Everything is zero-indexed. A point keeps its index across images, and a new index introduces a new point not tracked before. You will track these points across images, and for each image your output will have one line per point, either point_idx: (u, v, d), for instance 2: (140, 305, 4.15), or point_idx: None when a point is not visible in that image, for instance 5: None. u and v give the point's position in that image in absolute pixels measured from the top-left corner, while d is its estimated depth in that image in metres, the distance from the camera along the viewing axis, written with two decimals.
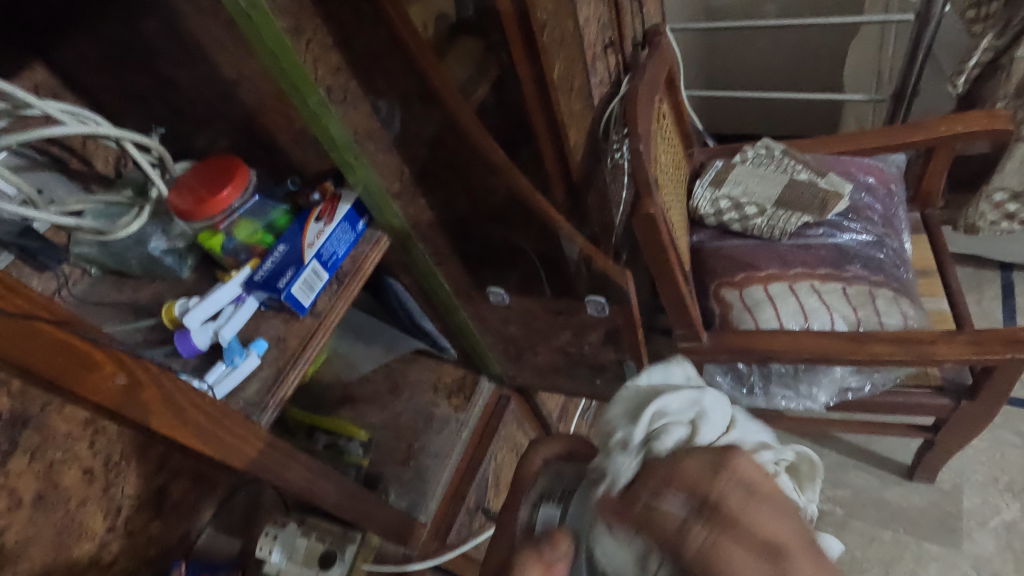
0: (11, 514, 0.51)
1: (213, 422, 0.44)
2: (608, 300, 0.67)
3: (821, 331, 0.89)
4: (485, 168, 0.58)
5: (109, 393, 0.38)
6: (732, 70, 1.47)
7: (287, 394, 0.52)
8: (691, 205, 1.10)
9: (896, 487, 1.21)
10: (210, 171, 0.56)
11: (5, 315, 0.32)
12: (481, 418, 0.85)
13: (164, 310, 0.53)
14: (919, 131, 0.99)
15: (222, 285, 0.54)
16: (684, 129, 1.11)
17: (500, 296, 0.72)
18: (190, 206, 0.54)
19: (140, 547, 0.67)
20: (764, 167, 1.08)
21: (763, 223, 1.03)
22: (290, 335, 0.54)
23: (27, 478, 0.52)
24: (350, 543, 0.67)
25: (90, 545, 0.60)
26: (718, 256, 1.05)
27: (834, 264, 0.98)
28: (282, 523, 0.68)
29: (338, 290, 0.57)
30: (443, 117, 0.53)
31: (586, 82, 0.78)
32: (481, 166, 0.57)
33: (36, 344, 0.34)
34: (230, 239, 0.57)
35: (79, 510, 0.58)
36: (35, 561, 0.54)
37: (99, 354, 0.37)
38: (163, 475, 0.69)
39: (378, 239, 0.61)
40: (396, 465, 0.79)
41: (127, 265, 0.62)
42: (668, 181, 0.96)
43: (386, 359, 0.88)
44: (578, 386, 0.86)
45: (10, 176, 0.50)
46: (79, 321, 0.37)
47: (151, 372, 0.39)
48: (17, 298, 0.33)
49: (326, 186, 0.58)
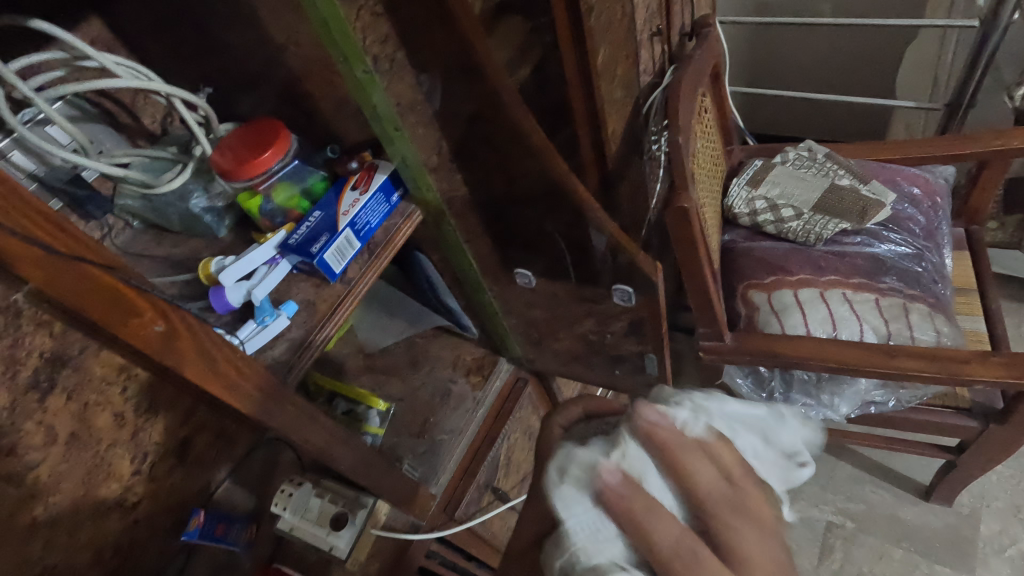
0: (48, 448, 0.54)
1: (243, 376, 0.45)
2: (636, 291, 0.67)
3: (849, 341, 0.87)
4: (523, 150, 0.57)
5: (147, 339, 0.39)
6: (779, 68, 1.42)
7: (313, 357, 0.53)
8: (726, 203, 1.09)
9: (911, 506, 1.19)
10: (253, 133, 0.57)
11: (58, 256, 0.33)
12: (498, 399, 0.86)
13: (201, 266, 0.55)
14: (974, 144, 0.94)
15: (258, 246, 0.56)
16: (724, 125, 1.09)
17: (527, 278, 0.72)
18: (231, 165, 0.55)
19: (163, 493, 0.70)
20: (804, 169, 1.05)
21: (798, 226, 1.01)
22: (320, 300, 0.55)
23: (63, 416, 0.54)
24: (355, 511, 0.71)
25: (117, 485, 0.63)
26: (748, 256, 1.03)
27: (869, 274, 0.96)
28: (296, 482, 0.72)
29: (369, 259, 0.58)
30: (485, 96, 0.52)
31: (629, 71, 0.77)
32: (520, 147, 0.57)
33: (85, 286, 0.35)
34: (268, 201, 0.58)
35: (109, 451, 0.61)
36: (65, 495, 0.57)
37: (142, 302, 0.38)
38: (187, 427, 0.72)
39: (411, 213, 0.62)
40: (411, 437, 0.80)
41: (168, 221, 0.63)
42: (705, 176, 0.94)
43: (409, 333, 0.89)
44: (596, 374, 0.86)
45: (65, 125, 0.52)
46: (125, 269, 0.38)
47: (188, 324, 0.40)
48: (70, 241, 0.34)
49: (365, 157, 0.59)
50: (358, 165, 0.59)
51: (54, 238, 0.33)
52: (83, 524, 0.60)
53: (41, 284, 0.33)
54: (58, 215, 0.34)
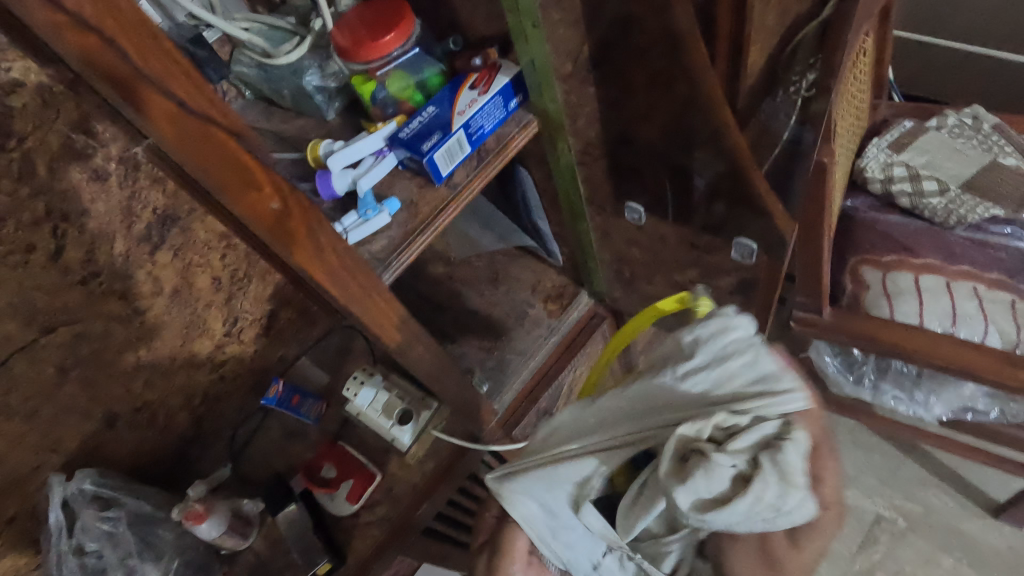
0: (154, 298, 0.69)
1: (346, 259, 0.43)
2: (756, 246, 0.62)
3: (920, 328, 0.83)
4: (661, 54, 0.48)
5: (264, 212, 0.36)
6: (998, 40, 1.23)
7: (410, 258, 0.51)
8: (859, 164, 1.01)
9: (975, 520, 1.18)
10: (376, 12, 0.54)
11: (207, 145, 0.31)
12: (573, 332, 0.85)
13: (309, 147, 0.53)
14: None
15: (368, 135, 0.53)
16: (878, 75, 1.01)
17: (636, 215, 0.68)
18: (353, 46, 0.52)
19: (249, 357, 0.83)
20: (964, 140, 0.97)
21: (939, 204, 0.93)
22: (423, 202, 0.53)
23: (170, 270, 0.68)
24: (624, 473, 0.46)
25: (209, 342, 0.77)
26: (870, 229, 0.95)
27: (1012, 272, 0.88)
28: (369, 373, 0.79)
29: (477, 167, 0.54)
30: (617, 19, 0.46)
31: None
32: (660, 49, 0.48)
33: (220, 166, 0.32)
34: (382, 88, 0.55)
35: (204, 311, 0.75)
36: (165, 342, 0.72)
37: (263, 175, 0.35)
38: (275, 300, 0.82)
39: (528, 123, 0.57)
40: (482, 350, 0.82)
41: (271, 87, 0.60)
42: (845, 136, 0.90)
43: (497, 247, 0.87)
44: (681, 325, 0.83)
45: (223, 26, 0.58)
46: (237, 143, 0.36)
47: (303, 205, 0.37)
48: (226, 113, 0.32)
49: (490, 53, 0.54)
50: (482, 63, 0.54)
51: (183, 135, 0.30)
52: (178, 371, 0.76)
53: (169, 140, 0.30)
54: (173, 44, 0.28)
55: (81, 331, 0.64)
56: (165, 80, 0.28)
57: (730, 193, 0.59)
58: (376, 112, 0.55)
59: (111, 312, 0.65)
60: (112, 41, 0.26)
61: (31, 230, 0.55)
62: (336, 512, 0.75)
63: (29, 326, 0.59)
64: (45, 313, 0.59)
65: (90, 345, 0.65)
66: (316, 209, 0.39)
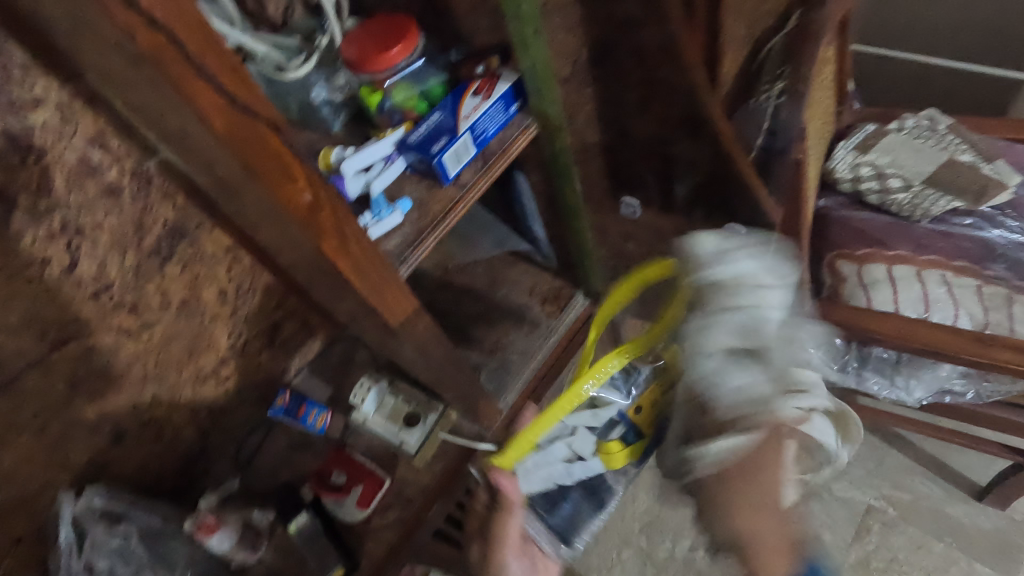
0: (162, 312, 0.69)
1: (367, 252, 0.46)
2: (745, 231, 0.68)
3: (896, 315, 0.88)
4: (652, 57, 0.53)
5: (298, 203, 0.39)
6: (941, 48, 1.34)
7: (423, 252, 0.55)
8: (829, 165, 1.07)
9: (959, 503, 1.22)
10: (383, 27, 0.57)
11: (250, 139, 0.35)
12: (569, 331, 0.88)
13: (321, 156, 0.56)
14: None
15: (377, 141, 0.56)
16: (840, 82, 1.09)
17: (632, 209, 0.73)
18: (364, 56, 0.55)
19: (252, 370, 0.84)
20: (922, 140, 1.03)
21: (905, 199, 0.99)
22: (432, 201, 0.56)
23: (177, 283, 0.69)
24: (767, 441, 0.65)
25: (215, 355, 0.78)
26: (844, 225, 1.01)
27: (977, 259, 0.94)
28: (374, 380, 0.81)
29: (482, 168, 0.58)
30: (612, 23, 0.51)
31: (757, 7, 0.75)
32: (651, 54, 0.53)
33: (261, 157, 0.36)
34: (388, 98, 0.57)
35: (210, 324, 0.75)
36: (172, 355, 0.73)
37: (297, 168, 0.38)
38: (279, 313, 0.83)
39: (527, 125, 0.61)
40: (484, 352, 0.84)
41: (278, 102, 0.63)
42: (815, 138, 0.96)
43: (493, 255, 0.92)
44: None
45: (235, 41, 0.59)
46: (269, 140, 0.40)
47: (332, 198, 0.41)
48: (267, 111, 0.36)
49: (491, 62, 0.59)
50: (484, 70, 0.59)
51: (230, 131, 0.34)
52: (184, 385, 0.76)
53: (221, 133, 0.33)
54: (226, 45, 0.32)
55: (92, 345, 0.64)
56: (218, 77, 0.32)
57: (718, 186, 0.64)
58: (383, 121, 0.58)
59: (121, 325, 0.66)
60: (177, 39, 0.29)
61: (47, 244, 0.56)
62: (346, 518, 0.76)
63: (42, 340, 0.59)
64: (57, 326, 0.60)
65: (100, 359, 0.65)
66: (341, 202, 0.43)
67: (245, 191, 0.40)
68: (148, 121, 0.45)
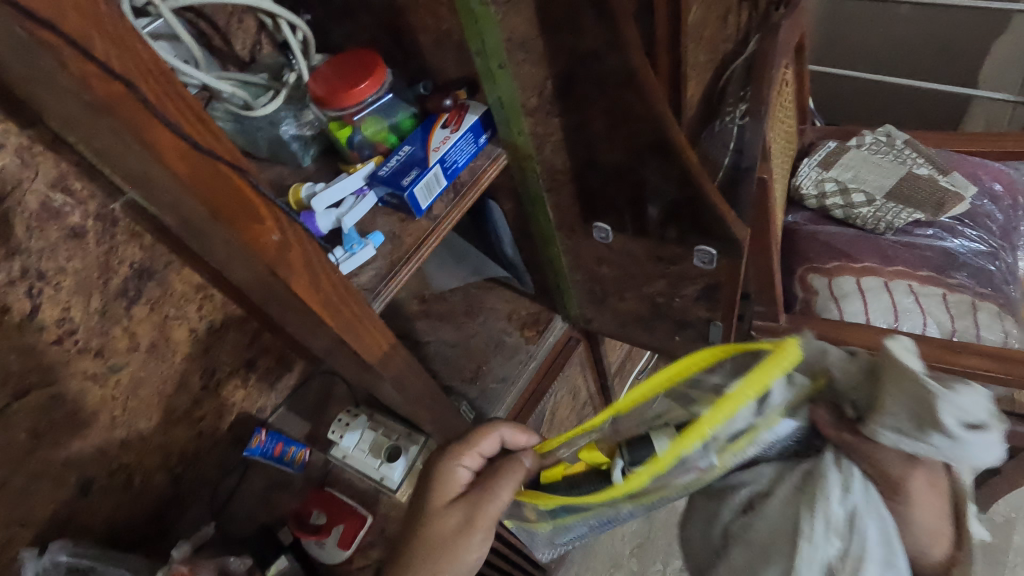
0: (130, 354, 0.67)
1: (339, 287, 0.46)
2: (718, 252, 0.69)
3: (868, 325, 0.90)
4: (619, 85, 0.55)
5: (265, 243, 0.38)
6: (889, 64, 1.40)
7: (398, 286, 0.54)
8: (794, 182, 1.11)
9: None
10: (350, 63, 0.58)
11: (214, 184, 0.34)
12: (550, 354, 0.89)
13: (291, 192, 0.56)
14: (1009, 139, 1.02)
15: (348, 176, 0.57)
16: (801, 102, 1.13)
17: (604, 234, 0.73)
18: (332, 92, 0.56)
19: (226, 410, 0.81)
20: (881, 155, 1.08)
21: (868, 213, 1.02)
22: (405, 234, 0.56)
23: (146, 324, 0.67)
24: (942, 396, 0.32)
25: (186, 396, 0.75)
26: (812, 239, 1.04)
27: (940, 267, 0.97)
28: (354, 415, 0.81)
29: (454, 199, 0.59)
30: (575, 53, 0.53)
31: (714, 35, 0.78)
32: (616, 81, 0.54)
33: (226, 198, 0.35)
34: (357, 133, 0.58)
35: (181, 364, 0.73)
36: (142, 399, 0.71)
37: (263, 208, 0.38)
38: (253, 349, 0.82)
39: (497, 156, 0.64)
40: (464, 380, 0.84)
41: (246, 138, 0.63)
42: (779, 155, 0.99)
43: (469, 282, 0.92)
44: (653, 339, 0.89)
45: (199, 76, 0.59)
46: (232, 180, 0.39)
47: (301, 234, 0.41)
48: (228, 149, 0.35)
49: (459, 95, 0.60)
50: (452, 103, 0.60)
51: (193, 174, 0.33)
52: (156, 430, 0.74)
53: (182, 176, 0.33)
54: (186, 90, 0.32)
55: (57, 392, 0.62)
56: (175, 119, 0.31)
57: (685, 209, 0.65)
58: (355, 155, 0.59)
59: (87, 371, 0.64)
60: (135, 87, 0.29)
61: (6, 290, 0.55)
62: (329, 561, 0.75)
63: (3, 389, 0.57)
64: (19, 373, 0.58)
65: (66, 408, 0.63)
66: (310, 238, 0.42)
67: (211, 231, 0.40)
68: (112, 166, 0.45)
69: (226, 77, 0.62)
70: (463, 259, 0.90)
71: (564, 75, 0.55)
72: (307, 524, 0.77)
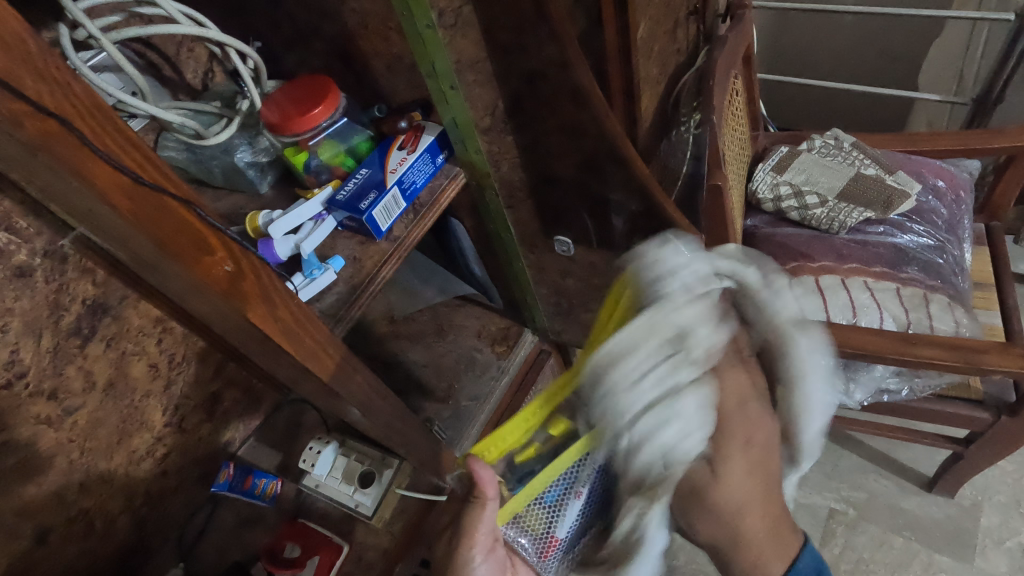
0: (86, 395, 0.65)
1: (299, 313, 0.45)
2: None
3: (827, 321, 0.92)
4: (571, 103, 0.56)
5: (217, 275, 0.38)
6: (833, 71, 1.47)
7: (361, 309, 0.54)
8: (751, 187, 1.14)
9: (914, 497, 1.26)
10: (303, 89, 0.58)
11: (158, 218, 0.34)
12: (522, 369, 0.89)
13: (248, 220, 0.55)
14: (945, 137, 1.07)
15: (305, 201, 0.56)
16: (752, 109, 1.16)
17: (566, 247, 0.75)
18: (285, 118, 0.56)
19: (192, 444, 0.79)
20: (831, 157, 1.12)
21: (822, 213, 1.06)
22: (366, 257, 0.56)
23: (102, 362, 0.65)
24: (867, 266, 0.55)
25: (149, 434, 0.73)
26: (771, 242, 1.07)
27: (892, 263, 1.00)
28: (324, 441, 0.80)
29: (415, 219, 0.59)
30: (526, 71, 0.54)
31: (664, 49, 0.80)
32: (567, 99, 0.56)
33: (173, 232, 0.35)
34: (314, 158, 0.58)
35: (142, 401, 0.71)
36: (100, 440, 0.68)
37: (213, 239, 0.37)
38: (217, 381, 0.80)
39: (456, 175, 0.64)
40: (436, 401, 0.83)
41: (200, 167, 0.62)
42: (734, 161, 1.02)
43: (437, 300, 0.92)
44: None
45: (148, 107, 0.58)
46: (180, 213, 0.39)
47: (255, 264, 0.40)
48: (171, 182, 0.34)
49: (414, 116, 0.59)
50: (407, 124, 0.59)
51: (135, 209, 0.32)
52: (118, 471, 0.71)
53: (125, 211, 0.32)
54: (125, 124, 0.31)
55: (7, 440, 0.59)
56: (115, 154, 0.31)
57: (644, 219, 0.67)
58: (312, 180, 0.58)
59: (40, 415, 0.61)
60: (70, 124, 0.29)
61: None
62: None
63: None
64: None
65: (17, 455, 0.60)
66: (265, 266, 0.42)
67: (161, 265, 0.39)
68: (57, 203, 0.44)
69: (176, 107, 0.61)
70: (429, 279, 0.91)
71: (517, 94, 0.56)
72: (280, 558, 0.74)
